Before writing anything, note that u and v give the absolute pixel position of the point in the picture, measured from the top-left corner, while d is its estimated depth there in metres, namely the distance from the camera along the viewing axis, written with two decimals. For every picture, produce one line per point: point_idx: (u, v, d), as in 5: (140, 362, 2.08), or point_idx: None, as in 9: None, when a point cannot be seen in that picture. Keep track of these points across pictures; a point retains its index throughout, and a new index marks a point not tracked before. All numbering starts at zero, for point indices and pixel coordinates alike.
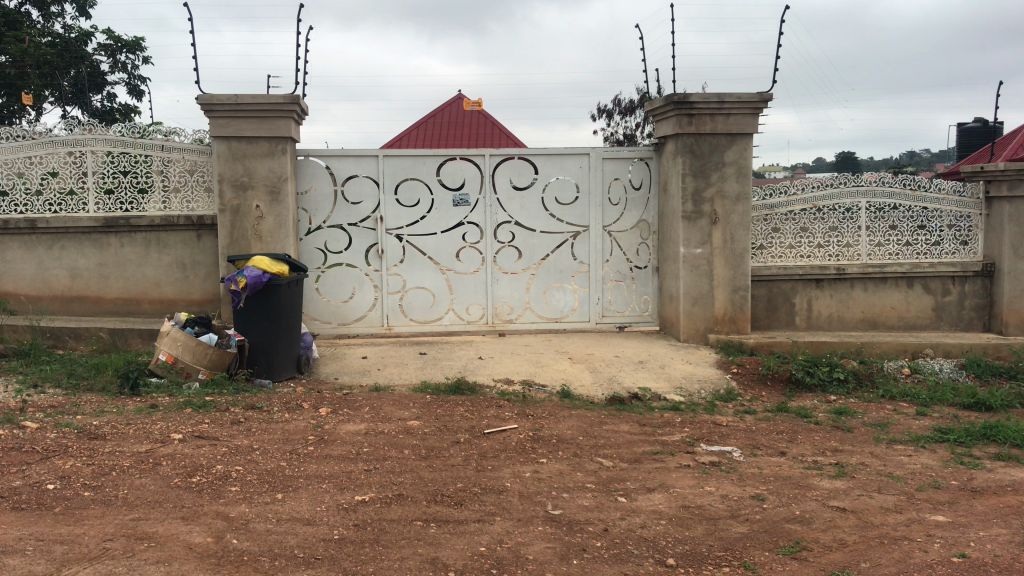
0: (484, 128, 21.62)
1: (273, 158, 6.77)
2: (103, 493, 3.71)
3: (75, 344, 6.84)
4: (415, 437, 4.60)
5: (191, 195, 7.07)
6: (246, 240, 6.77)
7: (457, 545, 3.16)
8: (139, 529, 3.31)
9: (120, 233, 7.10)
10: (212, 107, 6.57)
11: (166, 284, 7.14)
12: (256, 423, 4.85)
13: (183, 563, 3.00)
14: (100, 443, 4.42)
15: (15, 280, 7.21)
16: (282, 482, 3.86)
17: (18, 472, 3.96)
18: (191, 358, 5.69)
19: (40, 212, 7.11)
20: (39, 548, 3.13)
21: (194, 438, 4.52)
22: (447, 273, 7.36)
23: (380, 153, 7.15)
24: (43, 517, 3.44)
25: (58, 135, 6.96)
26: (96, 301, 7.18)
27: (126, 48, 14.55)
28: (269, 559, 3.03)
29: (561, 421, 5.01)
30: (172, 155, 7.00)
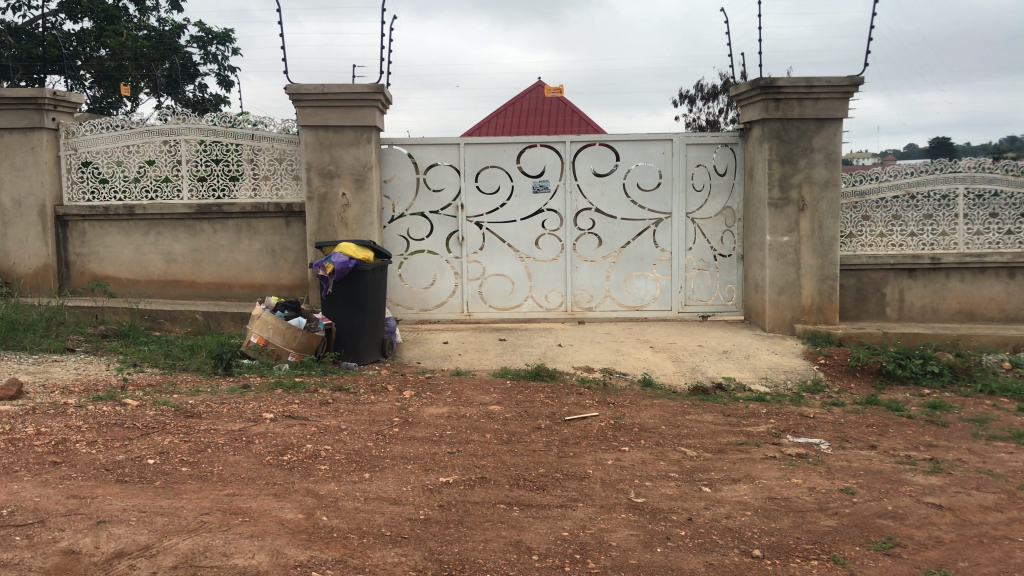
0: (563, 114, 21.45)
1: (358, 146, 6.88)
2: (200, 469, 3.86)
3: (171, 326, 7.12)
4: (496, 421, 4.64)
5: (280, 182, 7.24)
6: (332, 228, 6.93)
7: (540, 529, 3.19)
8: (234, 504, 3.44)
9: (213, 220, 7.34)
10: (300, 97, 6.73)
11: (256, 269, 7.35)
12: (344, 404, 4.97)
13: (275, 538, 3.11)
14: (196, 421, 4.60)
15: (116, 265, 7.60)
16: (369, 462, 3.95)
17: (121, 447, 4.16)
18: (280, 341, 5.85)
19: (138, 199, 7.47)
20: (142, 519, 3.29)
21: (284, 418, 4.66)
22: (526, 260, 7.38)
23: (461, 140, 7.21)
24: (146, 489, 3.61)
25: (154, 125, 7.31)
26: (189, 285, 7.47)
27: (216, 40, 14.95)
28: (358, 537, 3.12)
29: (643, 409, 4.98)
30: (261, 143, 7.20)
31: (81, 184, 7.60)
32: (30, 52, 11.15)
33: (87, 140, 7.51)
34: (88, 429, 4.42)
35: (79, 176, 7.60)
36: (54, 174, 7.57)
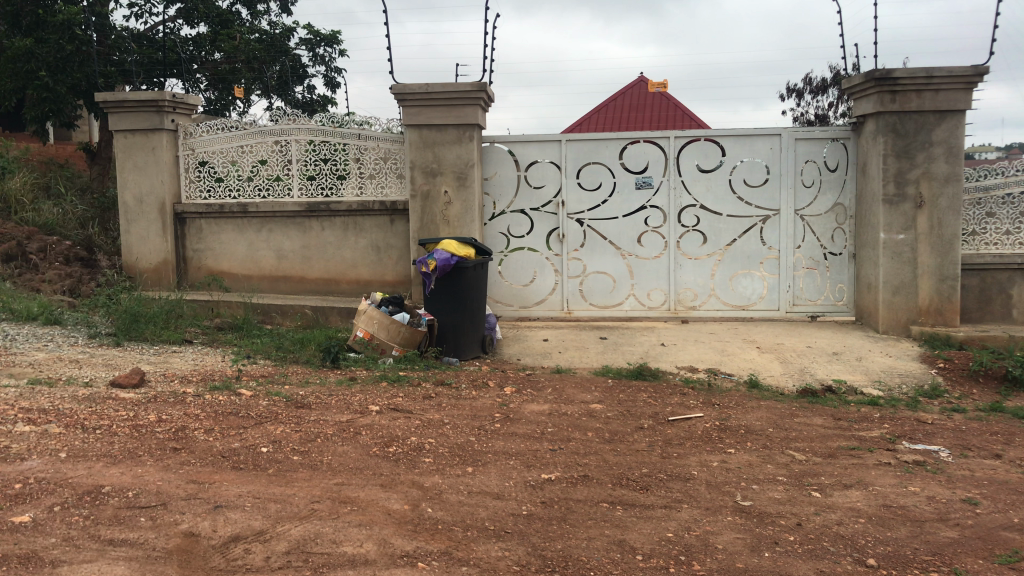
0: (666, 110, 21.14)
1: (461, 144, 6.96)
2: (310, 458, 3.99)
3: (282, 319, 7.38)
4: (598, 420, 4.62)
5: (386, 180, 7.40)
6: (434, 225, 7.04)
7: (644, 529, 3.16)
8: (342, 493, 3.54)
9: (321, 218, 7.56)
10: (405, 96, 6.86)
11: (362, 266, 7.53)
12: (446, 398, 5.05)
13: (383, 528, 3.18)
14: (306, 411, 4.75)
15: (230, 261, 7.92)
16: (472, 456, 4.00)
17: (237, 435, 4.34)
18: (385, 335, 5.99)
19: (251, 197, 7.77)
20: (256, 505, 3.42)
21: (389, 410, 4.76)
22: (628, 258, 7.32)
23: (563, 137, 7.20)
24: (260, 476, 3.75)
25: (266, 126, 7.60)
26: (299, 281, 7.71)
27: (325, 42, 15.38)
28: (462, 530, 3.16)
29: (749, 411, 4.87)
30: (367, 143, 7.39)
31: (198, 183, 7.96)
32: (152, 58, 11.71)
33: (204, 141, 7.86)
34: (205, 417, 4.62)
35: (196, 175, 7.96)
36: (173, 173, 7.94)
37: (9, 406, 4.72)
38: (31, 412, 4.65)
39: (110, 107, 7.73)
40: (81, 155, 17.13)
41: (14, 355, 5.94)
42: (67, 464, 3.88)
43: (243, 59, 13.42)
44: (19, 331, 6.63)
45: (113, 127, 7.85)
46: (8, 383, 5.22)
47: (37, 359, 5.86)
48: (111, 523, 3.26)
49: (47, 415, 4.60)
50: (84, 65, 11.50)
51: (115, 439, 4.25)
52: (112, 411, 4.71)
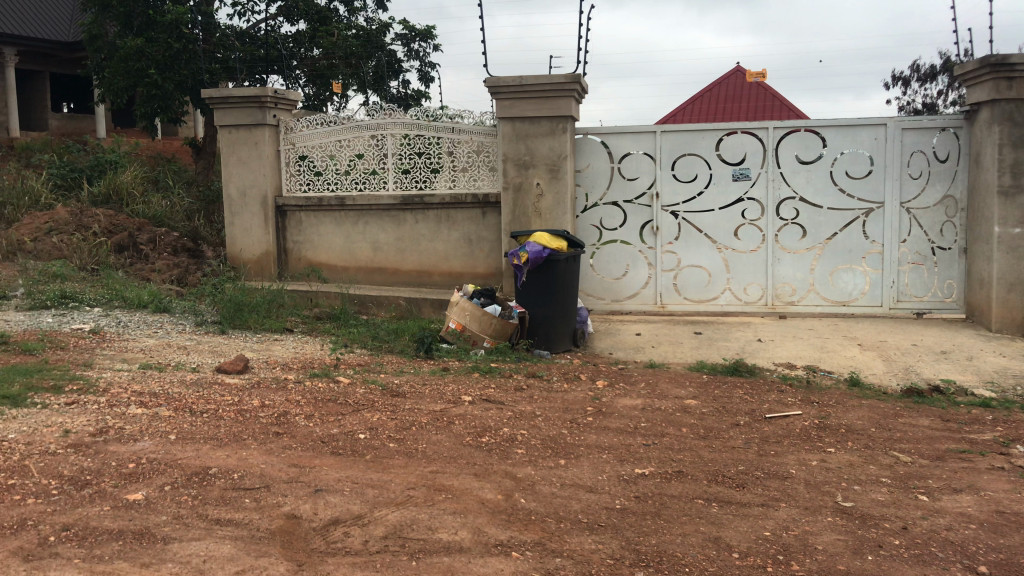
0: (764, 99, 20.59)
1: (554, 137, 6.95)
2: (406, 445, 4.07)
3: (377, 310, 7.55)
4: (692, 416, 4.56)
5: (478, 174, 7.44)
6: (527, 217, 7.07)
7: (741, 527, 3.10)
8: (437, 481, 3.59)
9: (415, 210, 7.68)
10: (498, 89, 6.90)
11: (455, 258, 7.62)
12: (538, 390, 5.07)
13: (477, 517, 3.22)
14: (401, 400, 4.84)
15: (328, 252, 8.13)
16: (564, 449, 4.00)
17: (335, 421, 4.46)
18: (477, 327, 6.05)
19: (348, 190, 7.95)
20: (355, 489, 3.51)
21: (482, 401, 4.81)
22: (723, 251, 7.19)
23: (658, 129, 7.12)
24: (358, 462, 3.85)
25: (363, 120, 7.74)
26: (393, 272, 7.86)
27: (420, 37, 15.58)
28: (555, 521, 3.17)
29: (851, 410, 4.72)
30: (460, 136, 7.43)
31: (297, 177, 8.19)
32: (254, 55, 12.08)
33: (303, 136, 8.08)
34: (305, 404, 4.77)
35: (296, 169, 8.19)
36: (274, 167, 8.19)
37: (123, 389, 4.97)
38: (143, 395, 4.88)
39: (216, 104, 8.02)
40: (187, 149, 17.86)
41: (127, 341, 6.24)
42: (177, 446, 4.07)
43: (340, 55, 13.70)
44: (132, 319, 6.97)
45: (218, 123, 8.15)
46: (123, 367, 5.49)
47: (148, 345, 6.15)
48: (217, 504, 3.40)
49: (158, 398, 4.83)
50: (190, 62, 11.96)
51: (221, 423, 4.43)
52: (218, 396, 4.91)
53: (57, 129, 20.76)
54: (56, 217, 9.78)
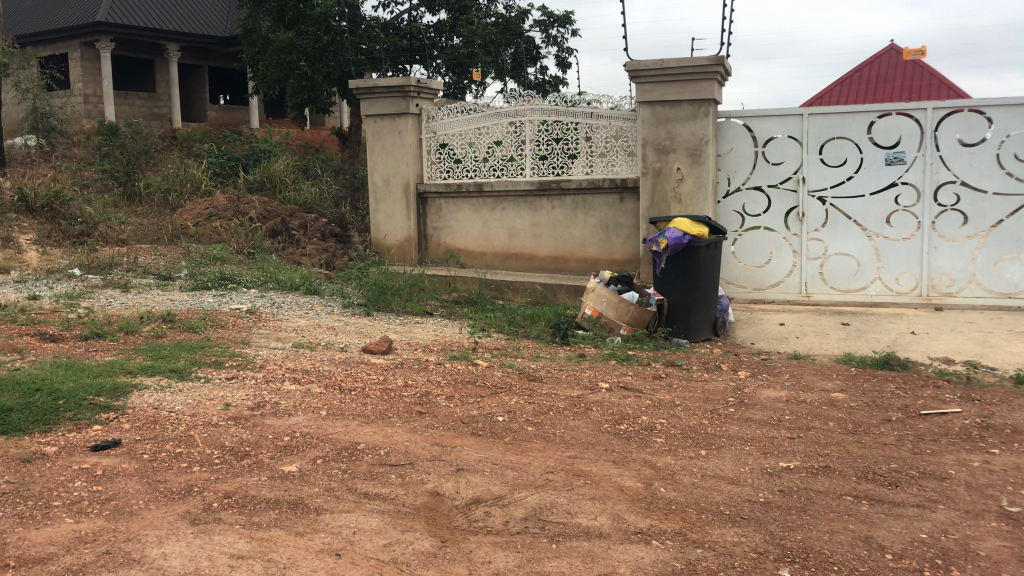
0: (920, 80, 18.72)
1: (695, 120, 6.81)
2: (544, 430, 4.11)
3: (513, 295, 7.66)
4: (840, 410, 4.39)
5: (616, 158, 7.37)
6: (666, 203, 6.97)
7: (894, 527, 2.97)
8: (576, 466, 3.62)
9: (552, 196, 7.71)
10: (639, 73, 6.83)
11: (591, 244, 7.60)
12: (677, 379, 5.01)
13: (617, 503, 3.22)
14: (538, 384, 4.90)
15: (467, 238, 8.30)
16: (704, 439, 3.94)
17: (475, 403, 4.56)
18: (613, 314, 6.07)
19: (487, 176, 8.07)
20: (495, 470, 3.58)
21: (619, 388, 4.80)
22: (874, 239, 6.85)
23: (805, 111, 6.85)
24: (497, 443, 3.92)
25: (502, 107, 7.83)
26: (530, 258, 7.94)
27: (557, 23, 15.59)
28: (696, 512, 3.13)
29: (1017, 409, 4.41)
30: (598, 121, 7.38)
31: (438, 164, 8.37)
32: (398, 45, 12.42)
33: (444, 124, 8.26)
34: (446, 385, 4.90)
35: (437, 157, 8.38)
36: (416, 155, 8.41)
37: (278, 366, 5.25)
38: (296, 372, 5.15)
39: (362, 94, 8.32)
40: (333, 138, 18.60)
41: (281, 321, 6.59)
42: (328, 421, 4.27)
43: (480, 43, 13.81)
44: (284, 300, 7.35)
45: (365, 113, 8.44)
46: (277, 346, 5.80)
47: (298, 324, 6.46)
48: (365, 478, 3.55)
49: (309, 375, 5.08)
50: (338, 54, 12.44)
51: (367, 400, 4.61)
52: (365, 375, 5.12)
53: (216, 121, 22.05)
54: (216, 203, 10.42)
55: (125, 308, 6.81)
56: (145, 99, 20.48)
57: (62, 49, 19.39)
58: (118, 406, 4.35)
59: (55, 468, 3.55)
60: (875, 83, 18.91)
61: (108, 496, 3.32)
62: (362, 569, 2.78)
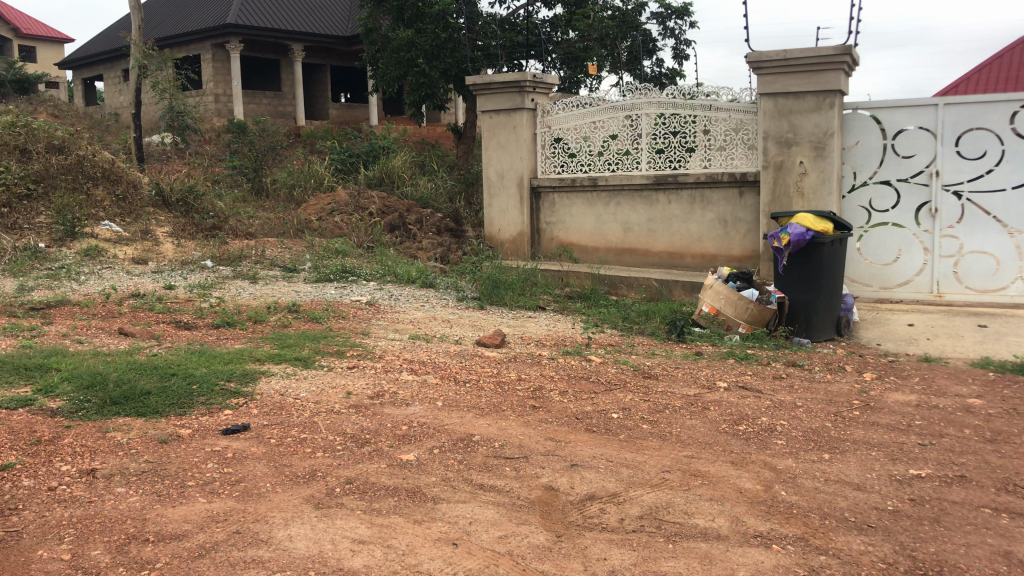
0: None
1: (820, 112, 6.57)
2: (660, 428, 4.06)
3: (627, 291, 7.62)
4: (976, 416, 4.15)
5: (735, 152, 7.20)
6: (788, 198, 6.77)
7: None
8: (693, 466, 3.56)
9: (668, 191, 7.60)
10: (761, 64, 6.65)
11: (708, 240, 7.45)
12: (799, 380, 4.86)
13: (735, 505, 3.16)
14: (654, 381, 4.85)
15: (580, 233, 8.28)
16: (828, 443, 3.81)
17: (590, 399, 4.54)
18: (732, 312, 5.94)
19: (602, 170, 8.02)
20: (611, 467, 3.57)
21: (738, 388, 4.69)
22: (1016, 236, 6.45)
23: (940, 101, 6.51)
24: (612, 441, 3.90)
25: (618, 101, 7.77)
26: (644, 253, 7.85)
27: (675, 15, 15.33)
28: (819, 518, 3.03)
29: None
30: (717, 113, 7.23)
31: (552, 159, 8.37)
32: (514, 41, 12.50)
33: (559, 118, 8.25)
34: (560, 379, 4.91)
35: (551, 152, 8.37)
36: (531, 149, 8.43)
37: (395, 357, 5.38)
38: (414, 363, 5.27)
39: (478, 90, 8.41)
40: (449, 134, 18.89)
41: (398, 313, 6.75)
42: (444, 412, 4.35)
43: (596, 36, 13.71)
44: (401, 292, 7.52)
45: (480, 109, 8.54)
46: (394, 337, 5.95)
47: (415, 317, 6.61)
48: (480, 470, 3.59)
49: (426, 366, 5.19)
50: (455, 50, 12.61)
51: (482, 393, 4.67)
52: (479, 367, 5.19)
53: (337, 118, 22.76)
54: (337, 198, 10.75)
55: (253, 299, 7.12)
56: (271, 98, 21.30)
57: (195, 51, 20.40)
58: (246, 392, 4.56)
59: (190, 450, 3.75)
60: (1018, 70, 17.50)
61: (237, 478, 3.48)
62: (479, 559, 2.82)
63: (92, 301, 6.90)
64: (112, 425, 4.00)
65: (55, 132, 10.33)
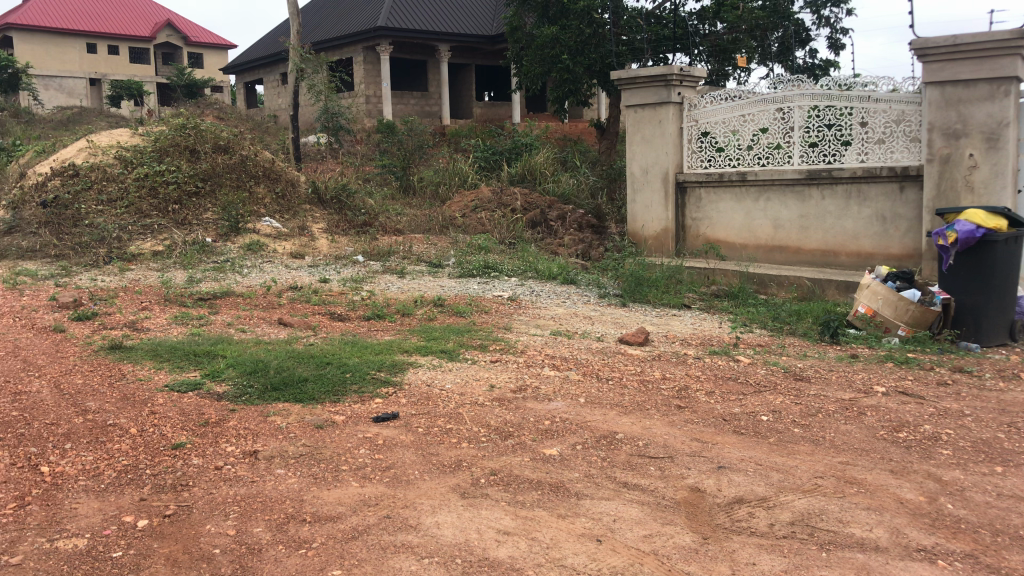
0: None
1: (993, 101, 6.14)
2: (812, 432, 3.91)
3: (776, 290, 7.39)
4: None
5: (895, 144, 6.82)
6: (955, 192, 6.35)
7: None
8: (848, 473, 3.40)
9: (823, 186, 7.29)
10: (927, 52, 6.30)
11: (865, 237, 7.10)
12: (966, 387, 4.56)
13: (895, 516, 3.00)
14: (806, 384, 4.67)
15: (727, 229, 8.08)
16: (1000, 455, 3.55)
17: (737, 400, 4.43)
18: (891, 313, 5.65)
19: (751, 165, 7.79)
20: (760, 471, 3.47)
21: (898, 393, 4.45)
22: None
23: None
24: (762, 444, 3.79)
25: (768, 93, 7.53)
26: (796, 251, 7.58)
27: (831, 2, 14.68)
28: (990, 534, 2.84)
29: None
30: (876, 104, 6.88)
31: (699, 153, 8.21)
32: (660, 35, 12.31)
33: (707, 112, 8.08)
34: (705, 379, 4.81)
35: (699, 146, 8.22)
36: (677, 144, 8.31)
37: (538, 352, 5.43)
38: (556, 358, 5.30)
39: (624, 85, 8.36)
40: (591, 130, 18.85)
41: (540, 309, 6.80)
42: (587, 408, 4.35)
43: (746, 28, 13.30)
44: (543, 288, 7.58)
45: (626, 104, 8.49)
46: (537, 332, 6.00)
47: (557, 313, 6.64)
48: (625, 467, 3.57)
49: (568, 362, 5.21)
50: (600, 46, 12.51)
51: (626, 391, 4.64)
52: (623, 365, 5.16)
53: (481, 116, 23.15)
54: (481, 195, 10.95)
55: (401, 293, 7.36)
56: (419, 97, 21.91)
57: (348, 53, 21.27)
58: (395, 382, 4.72)
59: (344, 436, 3.92)
60: None
61: (387, 464, 3.62)
62: (624, 557, 2.81)
63: (254, 292, 7.33)
64: (272, 409, 4.24)
65: (221, 134, 11.02)
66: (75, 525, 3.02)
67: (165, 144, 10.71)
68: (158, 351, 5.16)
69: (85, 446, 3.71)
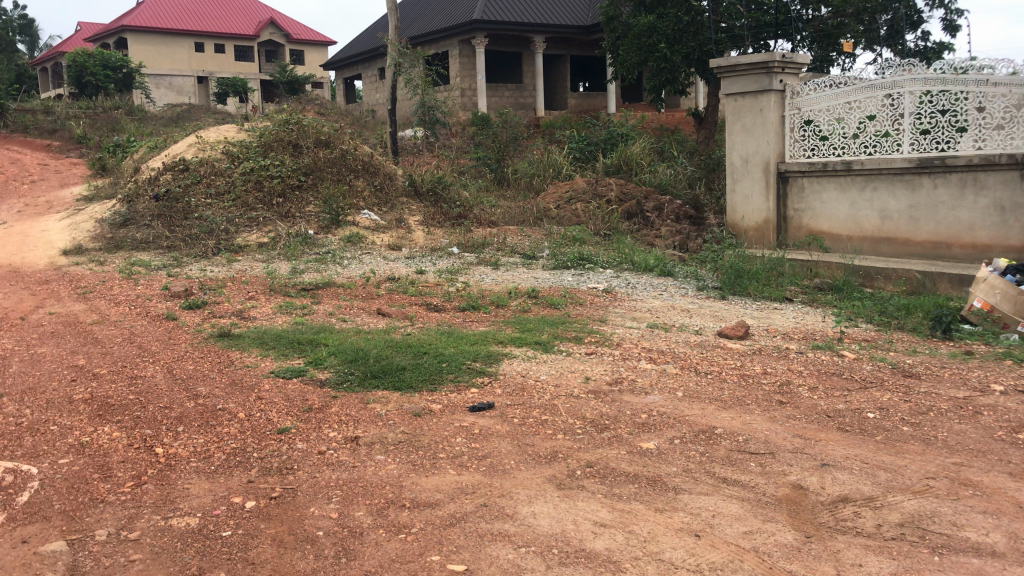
0: None
1: None
2: (922, 431, 3.76)
3: (883, 283, 7.13)
4: None
5: (1016, 130, 6.48)
6: None
7: None
8: (962, 474, 3.26)
9: (935, 174, 6.97)
10: None
11: (981, 228, 6.76)
12: None
13: (1013, 520, 2.86)
14: (915, 381, 4.49)
15: (832, 220, 7.83)
16: None
17: (841, 396, 4.30)
18: (1010, 308, 5.40)
19: (857, 154, 7.51)
20: (866, 470, 3.35)
21: (1017, 392, 4.23)
22: None
23: None
24: (868, 442, 3.67)
25: (876, 79, 7.26)
26: (904, 243, 7.27)
27: None
28: None
29: None
30: (994, 88, 6.60)
31: (802, 142, 7.98)
32: (760, 21, 12.01)
33: (810, 99, 7.84)
34: (808, 375, 4.68)
35: (802, 134, 7.99)
36: (779, 133, 8.10)
37: (634, 345, 5.39)
38: (652, 351, 5.25)
39: (723, 73, 8.20)
40: (688, 119, 18.52)
41: (635, 301, 6.75)
42: (685, 402, 4.29)
43: (852, 11, 12.82)
44: (639, 280, 7.51)
45: (725, 92, 8.33)
46: (632, 325, 5.95)
47: (653, 305, 6.57)
48: (724, 463, 3.52)
49: (665, 356, 5.15)
50: (698, 34, 12.32)
51: (725, 385, 4.56)
52: (722, 359, 5.07)
53: (575, 107, 23.04)
54: (576, 186, 10.92)
55: (495, 284, 7.42)
56: (514, 90, 21.98)
57: (444, 47, 21.53)
58: (491, 372, 4.77)
59: (441, 424, 3.98)
60: None
61: (484, 454, 3.66)
62: (723, 553, 2.77)
63: (354, 283, 7.51)
64: (372, 397, 4.34)
65: (323, 128, 11.33)
66: (188, 504, 3.17)
67: (269, 139, 11.08)
68: (264, 339, 5.35)
69: (196, 429, 3.88)
